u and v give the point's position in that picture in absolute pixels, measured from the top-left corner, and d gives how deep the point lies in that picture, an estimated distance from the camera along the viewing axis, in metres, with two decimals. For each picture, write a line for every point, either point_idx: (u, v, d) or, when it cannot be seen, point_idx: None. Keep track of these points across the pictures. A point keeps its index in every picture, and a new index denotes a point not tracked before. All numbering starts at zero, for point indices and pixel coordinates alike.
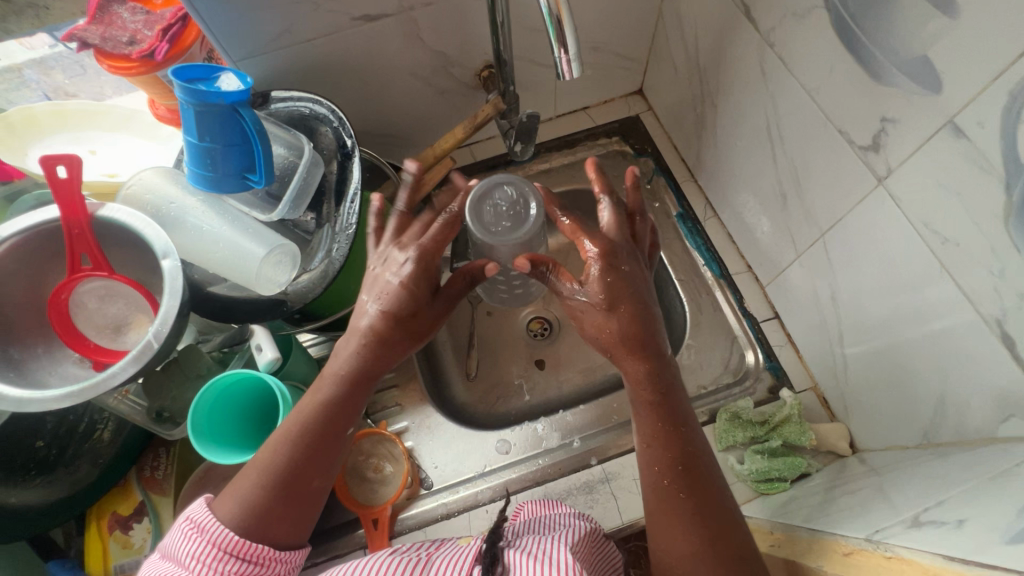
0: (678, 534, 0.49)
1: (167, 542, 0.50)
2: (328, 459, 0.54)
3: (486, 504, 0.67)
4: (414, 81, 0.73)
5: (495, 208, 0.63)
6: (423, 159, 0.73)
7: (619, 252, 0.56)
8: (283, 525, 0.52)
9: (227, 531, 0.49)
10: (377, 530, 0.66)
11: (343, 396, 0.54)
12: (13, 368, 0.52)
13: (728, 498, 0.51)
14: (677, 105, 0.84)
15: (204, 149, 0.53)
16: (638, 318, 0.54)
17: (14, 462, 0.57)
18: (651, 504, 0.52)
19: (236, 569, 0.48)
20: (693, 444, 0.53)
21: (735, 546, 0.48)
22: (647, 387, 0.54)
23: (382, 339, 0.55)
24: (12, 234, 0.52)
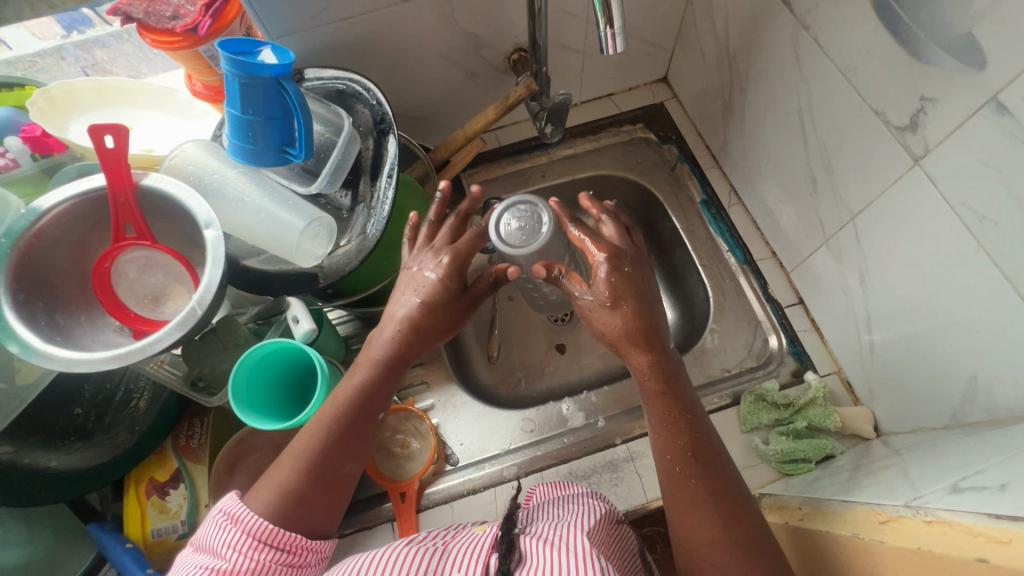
0: (696, 518, 0.50)
1: (197, 535, 0.49)
2: (362, 445, 0.54)
3: (511, 481, 0.68)
4: (446, 63, 0.74)
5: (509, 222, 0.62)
6: (453, 140, 0.74)
7: (635, 258, 0.58)
8: (317, 514, 0.52)
9: (261, 519, 0.49)
10: (404, 503, 0.67)
11: (375, 384, 0.55)
12: (58, 331, 0.53)
13: (742, 483, 0.52)
14: (703, 92, 0.85)
15: (247, 122, 0.54)
16: (646, 316, 0.54)
17: (54, 428, 0.57)
18: (668, 491, 0.52)
19: (271, 558, 0.48)
20: (704, 433, 0.53)
21: (750, 530, 0.49)
22: (650, 380, 0.54)
23: (417, 328, 0.56)
24: (64, 199, 0.54)
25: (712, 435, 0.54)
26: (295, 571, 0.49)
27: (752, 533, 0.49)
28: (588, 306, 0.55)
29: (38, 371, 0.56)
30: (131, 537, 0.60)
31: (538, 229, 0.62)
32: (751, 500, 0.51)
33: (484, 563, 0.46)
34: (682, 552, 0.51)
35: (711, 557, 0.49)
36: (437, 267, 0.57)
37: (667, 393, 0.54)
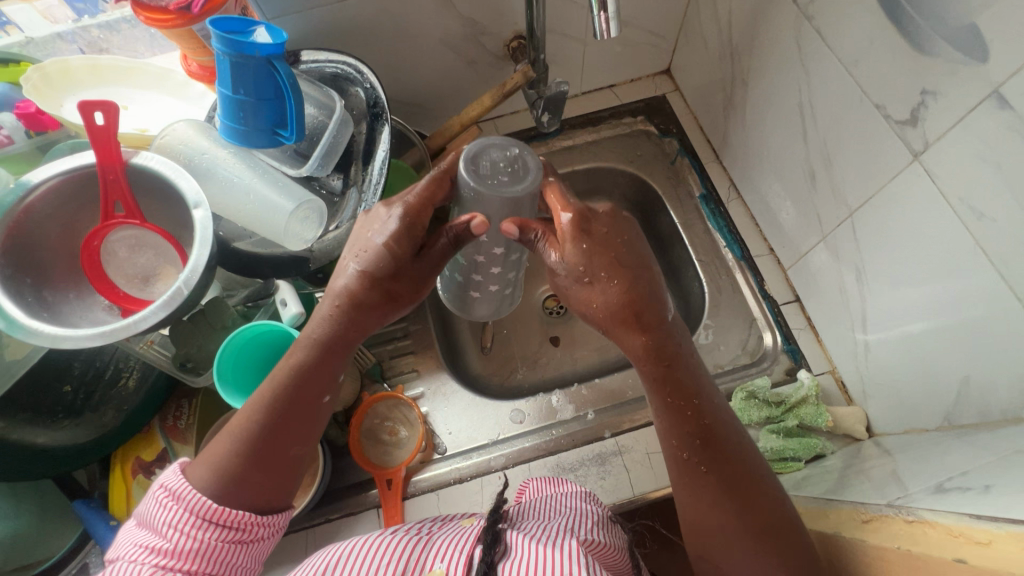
0: (704, 505, 0.48)
1: (142, 506, 0.50)
2: (308, 424, 0.53)
3: (498, 471, 0.68)
4: (444, 49, 0.73)
5: (490, 163, 0.52)
6: (448, 128, 0.72)
7: (610, 218, 0.52)
8: (263, 492, 0.51)
9: (203, 497, 0.48)
10: (390, 490, 0.67)
11: (316, 366, 0.52)
12: (47, 308, 0.53)
13: (764, 470, 0.50)
14: (705, 85, 0.83)
15: (237, 101, 0.54)
16: (633, 286, 0.50)
17: (42, 404, 0.59)
18: (675, 477, 0.50)
19: (216, 535, 0.48)
20: (713, 413, 0.50)
21: (774, 516, 0.46)
22: (655, 357, 0.50)
23: (358, 302, 0.52)
24: (52, 176, 0.53)
25: (722, 412, 0.51)
26: (244, 547, 0.49)
27: (776, 522, 0.46)
28: (565, 284, 0.53)
29: (27, 348, 0.56)
30: (112, 518, 0.60)
31: (522, 175, 0.51)
32: (769, 481, 0.49)
33: (468, 554, 0.45)
34: (698, 542, 0.49)
35: (725, 547, 0.47)
36: (382, 236, 0.51)
37: (674, 375, 0.50)
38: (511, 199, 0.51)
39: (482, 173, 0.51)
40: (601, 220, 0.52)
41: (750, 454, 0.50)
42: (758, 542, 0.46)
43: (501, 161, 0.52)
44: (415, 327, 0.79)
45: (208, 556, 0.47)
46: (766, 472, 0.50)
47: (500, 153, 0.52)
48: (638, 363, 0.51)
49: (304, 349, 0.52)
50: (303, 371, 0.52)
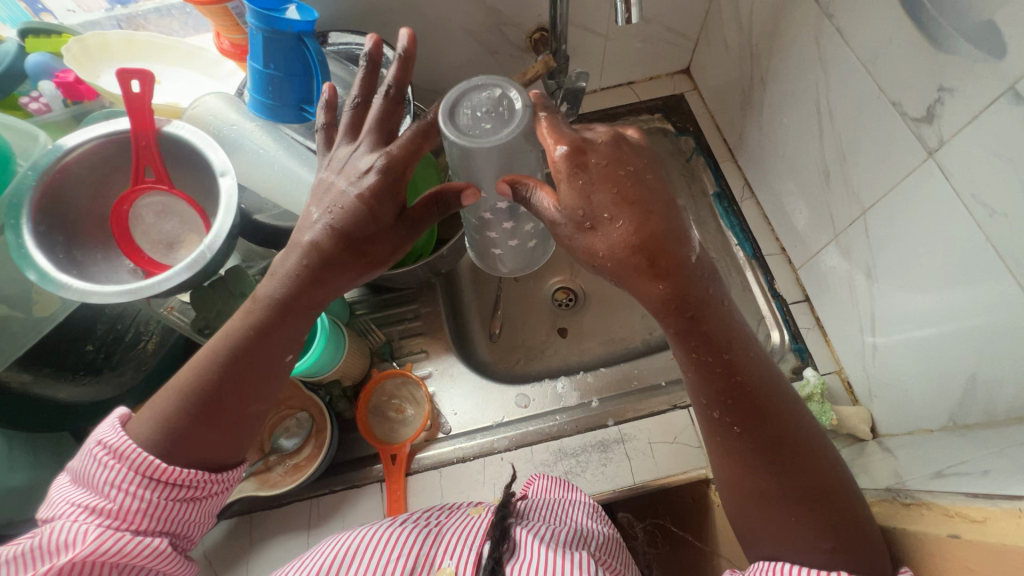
0: (747, 470, 0.45)
1: (77, 459, 0.49)
2: (264, 385, 0.52)
3: (500, 452, 0.69)
4: (467, 38, 0.75)
5: (470, 116, 0.50)
6: None
7: (614, 149, 0.45)
8: (213, 451, 0.51)
9: (145, 456, 0.47)
10: (394, 466, 0.68)
11: (270, 328, 0.50)
12: (77, 266, 0.55)
13: (811, 430, 0.45)
14: (723, 85, 0.84)
15: (267, 75, 0.56)
16: (646, 223, 0.43)
17: (64, 362, 0.61)
18: (710, 436, 0.47)
19: (164, 494, 0.48)
20: (751, 368, 0.45)
21: (821, 481, 0.44)
22: (680, 305, 0.43)
23: (326, 258, 0.49)
24: (88, 140, 0.55)
25: (759, 364, 0.45)
26: (194, 502, 0.50)
27: (816, 482, 0.44)
28: (565, 235, 0.46)
29: (53, 305, 0.59)
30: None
31: (507, 118, 0.49)
32: (815, 444, 0.45)
33: (476, 551, 0.48)
34: (734, 502, 0.48)
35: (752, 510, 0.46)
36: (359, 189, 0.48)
37: (704, 325, 0.44)
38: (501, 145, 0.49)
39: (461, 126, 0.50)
40: (599, 155, 0.45)
41: (790, 413, 0.45)
42: (796, 508, 0.44)
43: (480, 109, 0.50)
44: (426, 309, 0.81)
45: (156, 513, 0.47)
46: (808, 436, 0.45)
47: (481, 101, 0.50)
48: (657, 313, 0.44)
49: (267, 306, 0.50)
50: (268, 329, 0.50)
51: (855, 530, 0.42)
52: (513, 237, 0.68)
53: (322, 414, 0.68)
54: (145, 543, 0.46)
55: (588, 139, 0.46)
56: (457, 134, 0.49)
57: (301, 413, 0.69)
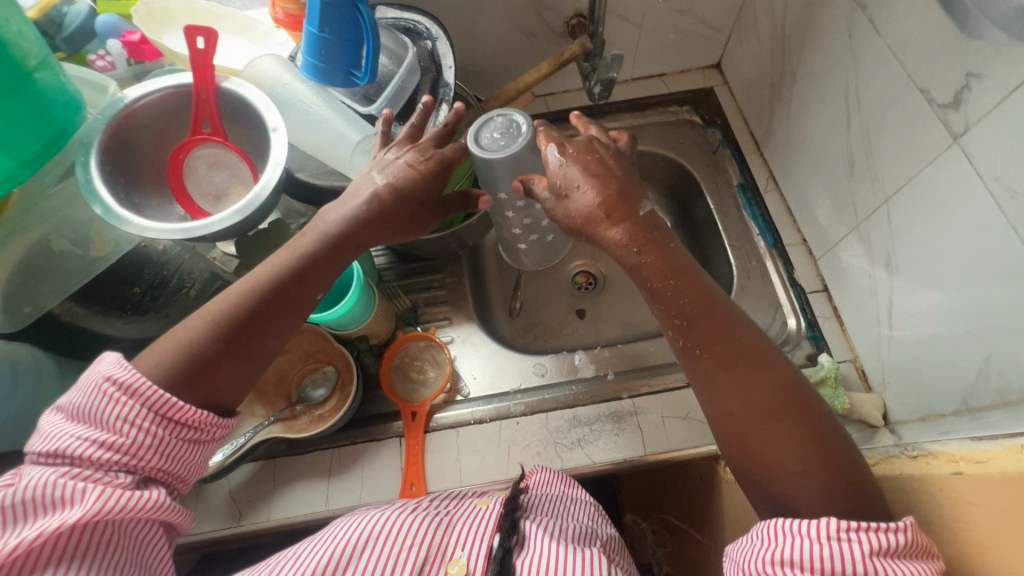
0: (719, 393, 0.51)
1: (76, 389, 0.47)
2: (284, 327, 0.53)
3: (516, 417, 0.71)
4: (508, 20, 0.78)
5: (488, 137, 0.62)
6: (506, 92, 0.75)
7: (588, 143, 0.55)
8: (225, 390, 0.51)
9: (159, 393, 0.47)
10: (413, 422, 0.70)
11: (305, 271, 0.53)
12: (136, 208, 0.60)
13: (764, 344, 0.51)
14: (753, 79, 0.86)
15: (321, 39, 0.59)
16: (612, 189, 0.51)
17: (113, 300, 0.65)
18: (685, 367, 0.53)
19: (174, 434, 0.48)
20: (702, 293, 0.51)
21: (780, 391, 0.49)
22: (635, 251, 0.50)
23: (376, 214, 0.54)
24: (154, 92, 0.60)
25: (710, 287, 0.52)
26: (199, 445, 0.50)
27: (776, 393, 0.49)
28: (551, 211, 0.54)
29: (109, 246, 0.63)
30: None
31: (517, 136, 0.61)
32: (770, 358, 0.51)
33: (487, 543, 0.50)
34: (716, 426, 0.53)
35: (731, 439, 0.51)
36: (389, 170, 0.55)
37: (658, 262, 0.51)
38: (514, 156, 0.61)
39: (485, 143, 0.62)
40: (575, 146, 0.55)
41: (742, 334, 0.51)
42: (764, 423, 0.49)
43: (496, 132, 0.62)
44: (451, 279, 0.84)
45: (166, 451, 0.48)
46: (762, 352, 0.51)
47: (499, 122, 0.63)
48: (615, 253, 0.51)
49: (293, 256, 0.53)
50: (284, 282, 0.52)
51: (818, 431, 0.48)
52: (525, 230, 0.72)
53: (349, 369, 0.71)
54: (145, 496, 0.46)
55: (569, 139, 0.56)
56: (483, 149, 0.61)
57: (327, 368, 0.72)
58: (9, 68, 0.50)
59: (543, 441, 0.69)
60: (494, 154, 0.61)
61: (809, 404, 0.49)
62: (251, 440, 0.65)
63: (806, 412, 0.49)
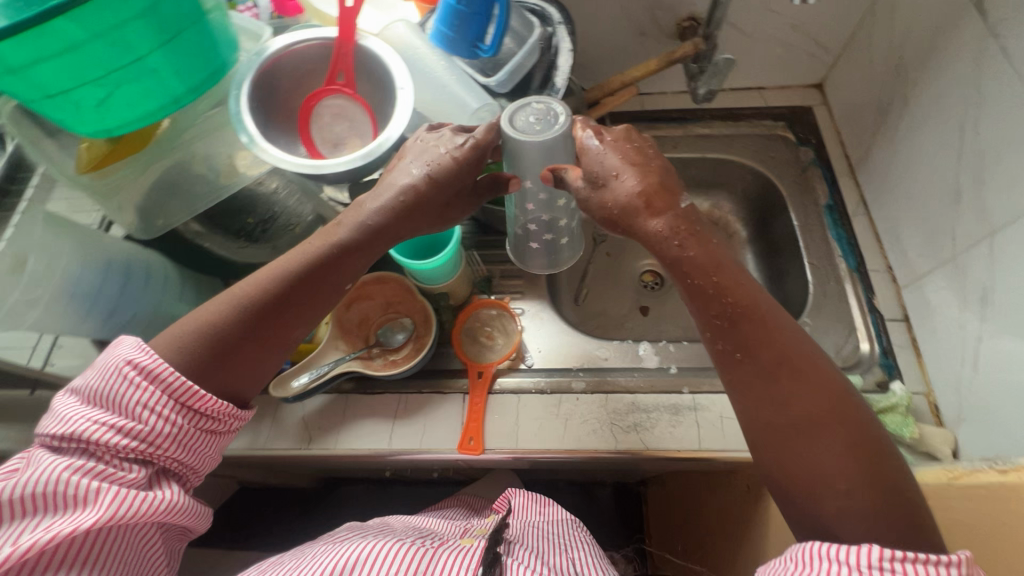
0: (757, 400, 0.52)
1: (95, 378, 0.52)
2: (308, 318, 0.59)
3: (577, 393, 0.73)
4: (622, 15, 0.81)
5: (522, 118, 0.54)
6: (610, 84, 0.78)
7: (627, 132, 0.55)
8: (245, 377, 0.57)
9: (181, 382, 0.52)
10: (479, 381, 0.74)
11: (341, 258, 0.57)
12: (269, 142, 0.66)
13: (806, 348, 0.52)
14: (857, 102, 0.85)
15: (455, 11, 0.64)
16: (650, 177, 0.52)
17: (229, 227, 0.72)
18: (722, 372, 0.54)
19: (192, 423, 0.54)
20: (750, 299, 0.52)
21: (823, 401, 0.50)
22: (671, 246, 0.52)
23: (420, 199, 0.56)
24: (301, 41, 0.66)
25: (750, 288, 0.53)
26: (213, 435, 0.56)
27: (818, 403, 0.50)
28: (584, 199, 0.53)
29: (234, 176, 0.69)
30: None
31: (554, 124, 0.53)
32: (811, 365, 0.51)
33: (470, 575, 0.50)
34: (752, 438, 0.53)
35: (765, 449, 0.51)
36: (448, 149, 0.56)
37: (699, 260, 0.52)
38: (546, 147, 0.53)
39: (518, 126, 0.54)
40: (613, 135, 0.54)
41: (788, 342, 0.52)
42: (801, 433, 0.50)
43: (532, 114, 0.54)
44: None
45: (183, 437, 0.53)
46: (810, 361, 0.51)
47: (537, 104, 0.55)
48: (655, 246, 0.52)
49: (373, 215, 0.57)
50: (374, 232, 0.57)
51: (860, 443, 0.48)
52: (548, 229, 0.71)
53: (427, 324, 0.75)
54: (159, 494, 0.51)
55: (606, 129, 0.56)
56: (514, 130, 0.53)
57: (405, 319, 0.77)
58: (196, 8, 0.56)
59: (601, 419, 0.71)
60: (522, 140, 0.53)
61: (857, 419, 0.50)
62: (334, 369, 0.69)
63: (852, 432, 0.49)
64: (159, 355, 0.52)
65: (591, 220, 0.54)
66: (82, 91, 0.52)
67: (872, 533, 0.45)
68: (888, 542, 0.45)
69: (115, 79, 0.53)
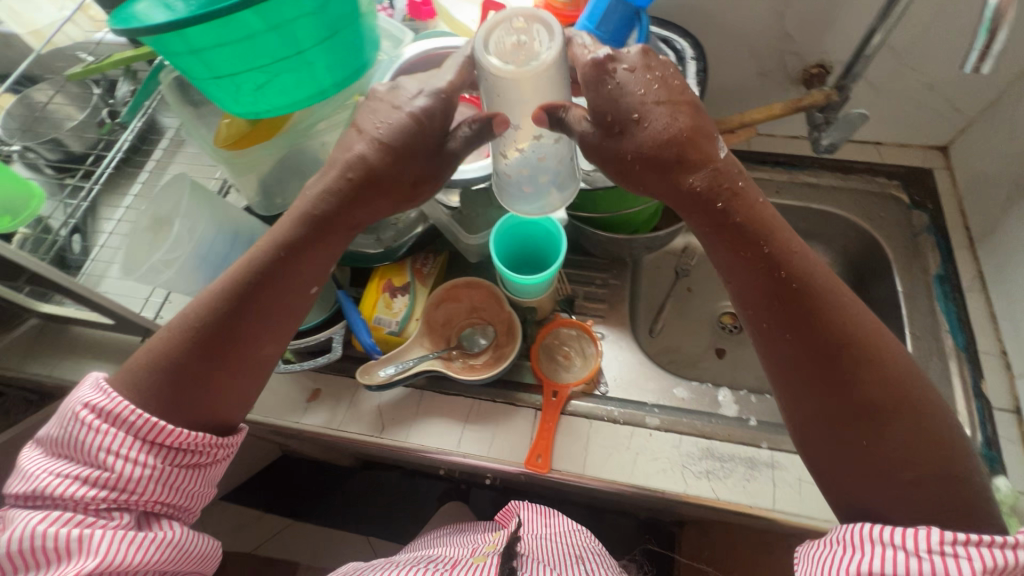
0: (804, 383, 0.52)
1: (57, 429, 0.53)
2: (263, 321, 0.56)
3: (650, 429, 0.72)
4: (749, 55, 0.80)
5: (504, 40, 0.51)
6: (727, 122, 0.76)
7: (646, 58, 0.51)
8: (207, 399, 0.55)
9: (144, 418, 0.51)
10: (553, 400, 0.74)
11: (281, 251, 0.55)
12: None
13: (858, 325, 0.50)
14: (988, 171, 0.80)
15: (594, 34, 0.63)
16: (689, 121, 0.50)
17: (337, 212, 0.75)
18: (766, 358, 0.54)
19: (170, 459, 0.53)
20: (795, 273, 0.51)
21: (876, 388, 0.49)
22: (715, 212, 0.51)
23: (371, 175, 0.53)
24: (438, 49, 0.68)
25: (802, 263, 0.52)
26: (197, 467, 0.55)
27: (869, 388, 0.49)
28: (589, 139, 0.52)
29: None
30: (362, 316, 0.72)
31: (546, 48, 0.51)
32: (858, 343, 0.50)
33: None
34: (799, 421, 0.53)
35: (811, 428, 0.52)
36: (409, 107, 0.52)
37: (749, 227, 0.51)
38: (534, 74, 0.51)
39: (501, 56, 0.52)
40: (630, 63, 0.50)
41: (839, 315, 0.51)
42: (847, 412, 0.50)
43: (512, 36, 0.52)
44: (614, 282, 0.87)
45: (162, 476, 0.52)
46: (862, 338, 0.50)
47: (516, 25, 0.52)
48: (696, 204, 0.51)
49: (323, 199, 0.54)
50: (331, 213, 0.55)
51: (911, 428, 0.48)
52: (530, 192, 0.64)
53: (511, 336, 0.75)
54: (143, 536, 0.50)
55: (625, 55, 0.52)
56: (500, 61, 0.51)
57: (488, 327, 0.78)
58: (353, 9, 0.59)
59: (673, 460, 0.69)
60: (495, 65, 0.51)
61: (917, 397, 0.48)
62: (417, 366, 0.71)
63: (906, 408, 0.48)
64: (116, 396, 0.52)
65: (611, 166, 0.53)
66: (244, 75, 0.56)
67: (926, 516, 0.46)
68: (952, 527, 0.45)
69: (278, 67, 0.57)
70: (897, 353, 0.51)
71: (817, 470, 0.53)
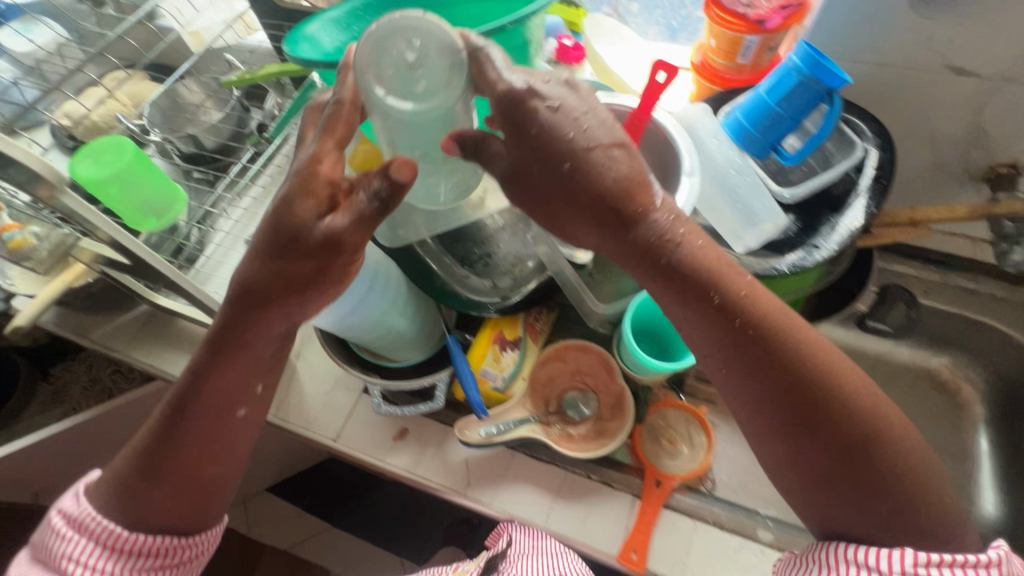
0: (761, 419, 0.52)
1: (38, 535, 0.59)
2: (208, 428, 0.58)
3: (763, 544, 0.64)
4: (926, 145, 0.74)
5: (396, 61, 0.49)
6: (894, 215, 0.69)
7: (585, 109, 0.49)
8: (164, 510, 0.58)
9: (104, 526, 0.57)
10: (655, 490, 0.67)
11: (220, 329, 0.55)
12: None
13: (824, 369, 0.49)
14: None
15: (771, 110, 0.60)
16: (625, 164, 0.49)
17: (459, 251, 0.72)
18: (732, 399, 0.54)
19: (137, 563, 0.57)
20: (726, 288, 0.50)
21: (847, 425, 0.49)
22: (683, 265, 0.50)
23: (286, 276, 0.51)
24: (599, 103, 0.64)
25: (760, 301, 0.50)
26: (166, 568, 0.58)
27: (838, 428, 0.49)
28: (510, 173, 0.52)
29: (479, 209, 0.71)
30: (469, 366, 0.68)
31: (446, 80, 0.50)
32: (833, 391, 0.49)
33: None
34: (765, 457, 0.54)
35: (795, 465, 0.51)
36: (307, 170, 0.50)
37: (689, 268, 0.50)
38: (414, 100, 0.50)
39: (384, 84, 0.50)
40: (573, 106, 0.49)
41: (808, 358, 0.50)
42: (840, 450, 0.49)
43: (410, 53, 0.49)
44: None
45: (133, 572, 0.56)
46: (831, 378, 0.49)
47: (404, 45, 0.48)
48: (653, 252, 0.50)
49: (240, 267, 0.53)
50: (249, 289, 0.52)
51: (875, 460, 0.49)
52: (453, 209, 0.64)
53: (626, 417, 0.69)
54: None
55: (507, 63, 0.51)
56: (386, 94, 0.50)
57: (591, 394, 0.72)
58: None
59: None
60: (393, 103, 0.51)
61: (882, 434, 0.49)
62: (517, 429, 0.67)
63: (886, 437, 0.49)
64: (83, 505, 0.58)
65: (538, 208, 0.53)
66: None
67: (894, 535, 0.48)
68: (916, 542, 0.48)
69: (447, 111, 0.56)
70: (859, 382, 0.51)
71: (797, 500, 0.53)
